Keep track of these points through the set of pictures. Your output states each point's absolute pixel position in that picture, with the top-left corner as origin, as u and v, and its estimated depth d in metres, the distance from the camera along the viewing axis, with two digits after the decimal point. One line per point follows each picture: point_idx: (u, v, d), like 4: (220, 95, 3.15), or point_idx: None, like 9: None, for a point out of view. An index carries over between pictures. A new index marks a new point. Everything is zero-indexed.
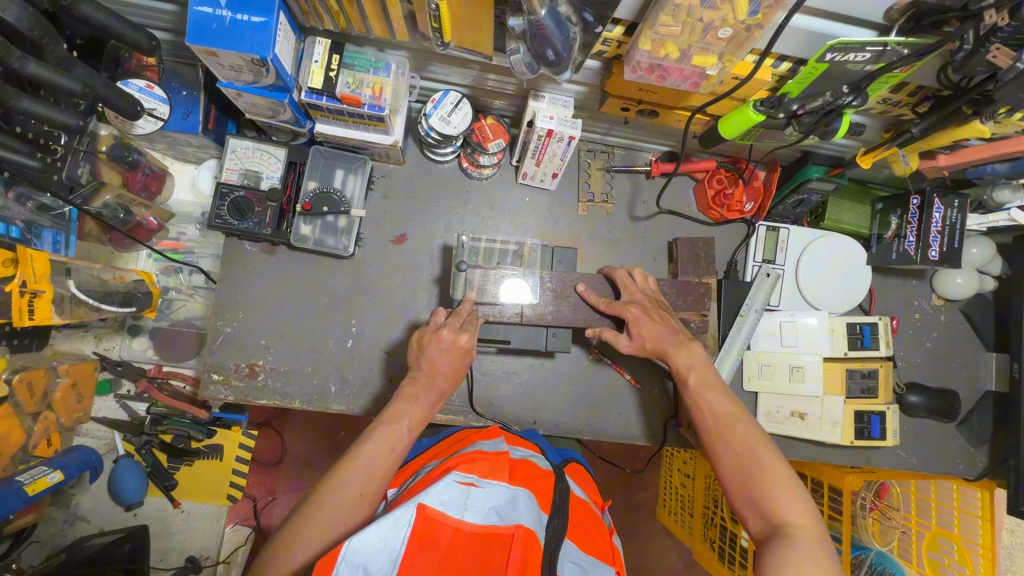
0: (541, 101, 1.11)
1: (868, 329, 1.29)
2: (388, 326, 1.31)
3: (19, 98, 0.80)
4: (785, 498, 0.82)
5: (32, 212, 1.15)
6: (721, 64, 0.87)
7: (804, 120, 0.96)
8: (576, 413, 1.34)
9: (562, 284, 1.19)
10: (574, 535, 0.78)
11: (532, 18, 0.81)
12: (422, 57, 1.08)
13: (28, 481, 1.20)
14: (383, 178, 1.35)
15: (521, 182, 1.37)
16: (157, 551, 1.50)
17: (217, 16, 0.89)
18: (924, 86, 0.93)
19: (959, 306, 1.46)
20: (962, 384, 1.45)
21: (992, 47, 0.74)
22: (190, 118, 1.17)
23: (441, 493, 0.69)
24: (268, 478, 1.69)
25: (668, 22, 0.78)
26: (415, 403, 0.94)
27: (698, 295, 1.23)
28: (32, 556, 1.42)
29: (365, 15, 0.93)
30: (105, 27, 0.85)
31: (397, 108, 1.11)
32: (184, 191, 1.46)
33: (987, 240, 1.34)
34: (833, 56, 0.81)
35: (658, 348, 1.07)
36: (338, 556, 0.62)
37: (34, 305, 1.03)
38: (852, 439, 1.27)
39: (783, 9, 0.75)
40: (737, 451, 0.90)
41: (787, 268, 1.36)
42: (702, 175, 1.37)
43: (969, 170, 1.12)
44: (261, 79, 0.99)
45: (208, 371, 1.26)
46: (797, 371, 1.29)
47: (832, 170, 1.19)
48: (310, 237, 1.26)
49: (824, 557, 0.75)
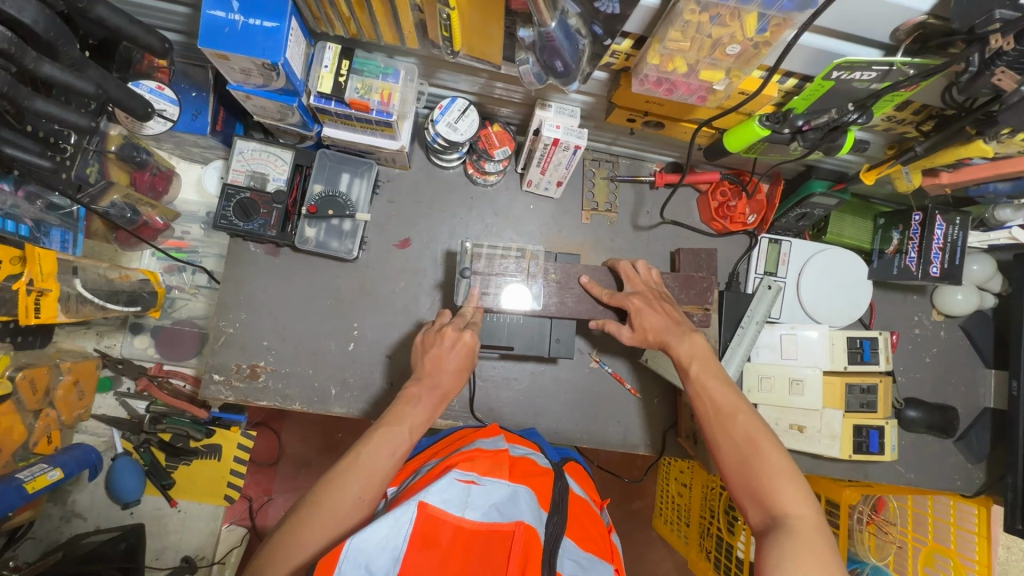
0: (548, 109, 1.11)
1: (869, 343, 1.29)
2: (390, 329, 1.31)
3: (33, 99, 0.80)
4: (786, 490, 0.82)
5: (41, 210, 1.16)
6: (728, 79, 0.87)
7: (810, 136, 0.96)
8: (576, 421, 1.34)
9: (565, 276, 1.20)
10: (573, 533, 0.79)
11: (543, 30, 0.82)
12: (432, 64, 1.10)
13: (28, 478, 1.20)
14: (389, 182, 1.35)
15: (525, 189, 1.38)
16: (153, 550, 1.49)
17: (229, 20, 0.90)
18: (929, 105, 0.93)
19: (958, 323, 1.47)
20: (962, 401, 1.45)
21: (997, 70, 0.75)
22: (198, 119, 1.19)
23: (442, 491, 0.70)
24: (265, 479, 1.68)
25: (677, 37, 0.80)
26: (416, 406, 0.92)
27: (701, 289, 1.24)
28: (29, 552, 1.42)
29: (375, 22, 0.94)
30: (119, 29, 0.85)
31: (404, 113, 1.14)
32: (191, 190, 1.47)
33: (987, 257, 1.36)
34: (839, 74, 0.82)
35: (660, 340, 1.06)
36: (339, 555, 0.61)
37: (41, 302, 1.04)
38: (850, 453, 1.28)
39: (792, 28, 0.75)
40: (738, 443, 0.89)
41: (788, 281, 1.37)
42: (704, 186, 1.39)
43: (971, 188, 1.13)
44: (271, 82, 0.99)
45: (210, 371, 1.26)
46: (796, 384, 1.28)
47: (836, 185, 1.21)
48: (314, 239, 1.26)
49: (825, 548, 0.76)
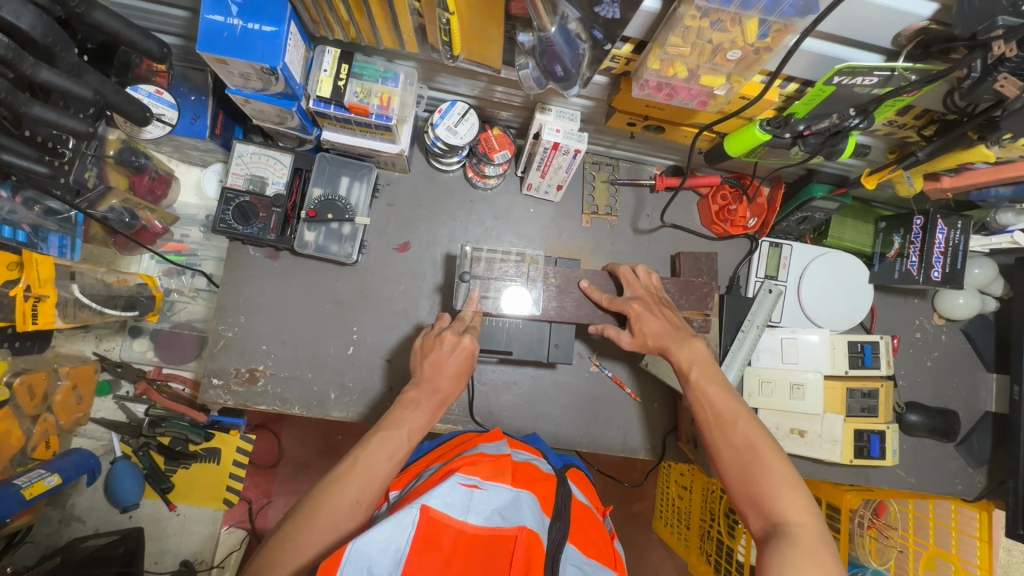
0: (548, 113, 1.11)
1: (869, 347, 1.29)
2: (389, 333, 1.31)
3: (31, 104, 0.79)
4: (787, 496, 0.82)
5: (39, 215, 1.15)
6: (729, 84, 0.87)
7: (810, 141, 0.96)
8: (576, 424, 1.33)
9: (565, 280, 1.20)
10: (576, 538, 0.78)
11: (543, 35, 0.82)
12: (431, 68, 1.09)
13: (26, 484, 1.20)
14: (389, 185, 1.35)
15: (525, 193, 1.38)
16: (152, 553, 1.49)
17: (228, 25, 0.89)
18: (930, 109, 0.93)
19: (960, 327, 1.47)
20: (964, 405, 1.45)
21: (1000, 76, 0.74)
22: (198, 122, 1.19)
23: (445, 495, 0.69)
24: (264, 481, 1.68)
25: (677, 43, 0.79)
26: (415, 410, 0.92)
27: (701, 295, 1.23)
28: (27, 556, 1.42)
29: (374, 26, 0.94)
30: (117, 34, 0.85)
31: (404, 117, 1.13)
32: (190, 193, 1.47)
33: (989, 261, 1.35)
34: (840, 80, 0.82)
35: (660, 345, 1.06)
36: (343, 556, 0.60)
37: (39, 308, 1.04)
38: (851, 458, 1.28)
39: (793, 34, 0.75)
40: (740, 449, 0.89)
41: (789, 284, 1.37)
42: (705, 190, 1.38)
43: (973, 193, 1.13)
44: (270, 86, 0.99)
45: (208, 375, 1.26)
46: (797, 389, 1.26)
47: (837, 189, 1.20)
48: (313, 243, 1.25)
49: (826, 556, 0.75)
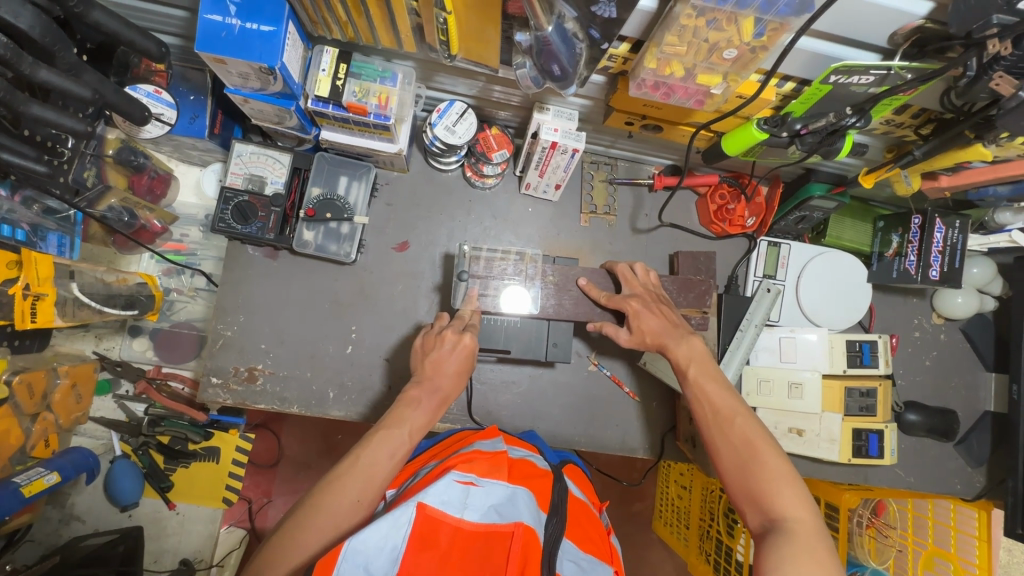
0: (546, 113, 1.11)
1: (868, 347, 1.29)
2: (388, 332, 1.31)
3: (29, 104, 0.80)
4: (784, 493, 0.82)
5: (38, 215, 1.16)
6: (725, 83, 0.87)
7: (807, 140, 0.96)
8: (575, 423, 1.34)
9: (563, 278, 1.20)
10: (573, 534, 0.78)
11: (539, 34, 0.82)
12: (430, 68, 1.09)
13: (25, 482, 1.20)
14: (388, 185, 1.35)
15: (523, 192, 1.38)
16: (152, 552, 1.50)
17: (226, 25, 0.89)
18: (927, 108, 0.93)
19: (959, 326, 1.47)
20: (963, 405, 1.45)
21: (995, 75, 0.74)
22: (197, 123, 1.20)
23: (441, 492, 0.69)
24: (264, 481, 1.68)
25: (673, 42, 0.80)
26: (416, 409, 0.92)
27: (700, 292, 1.23)
28: (27, 555, 1.43)
29: (372, 26, 0.94)
30: (116, 34, 0.85)
31: (403, 117, 1.14)
32: (190, 193, 1.47)
33: (988, 260, 1.35)
34: (837, 78, 0.82)
35: (658, 342, 1.06)
36: (339, 554, 0.60)
37: (37, 307, 1.04)
38: (850, 457, 1.28)
39: (789, 32, 0.75)
40: (737, 446, 0.89)
41: (787, 284, 1.37)
42: (703, 189, 1.38)
43: (971, 192, 1.13)
44: (268, 86, 0.99)
45: (208, 374, 1.26)
46: (796, 387, 1.27)
47: (834, 188, 1.20)
48: (313, 243, 1.26)
49: (823, 552, 0.75)
